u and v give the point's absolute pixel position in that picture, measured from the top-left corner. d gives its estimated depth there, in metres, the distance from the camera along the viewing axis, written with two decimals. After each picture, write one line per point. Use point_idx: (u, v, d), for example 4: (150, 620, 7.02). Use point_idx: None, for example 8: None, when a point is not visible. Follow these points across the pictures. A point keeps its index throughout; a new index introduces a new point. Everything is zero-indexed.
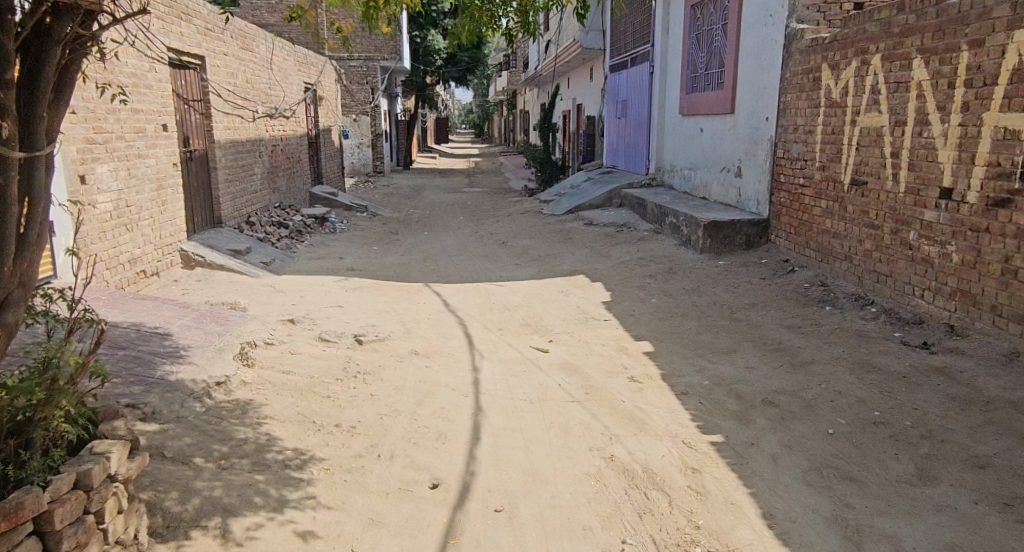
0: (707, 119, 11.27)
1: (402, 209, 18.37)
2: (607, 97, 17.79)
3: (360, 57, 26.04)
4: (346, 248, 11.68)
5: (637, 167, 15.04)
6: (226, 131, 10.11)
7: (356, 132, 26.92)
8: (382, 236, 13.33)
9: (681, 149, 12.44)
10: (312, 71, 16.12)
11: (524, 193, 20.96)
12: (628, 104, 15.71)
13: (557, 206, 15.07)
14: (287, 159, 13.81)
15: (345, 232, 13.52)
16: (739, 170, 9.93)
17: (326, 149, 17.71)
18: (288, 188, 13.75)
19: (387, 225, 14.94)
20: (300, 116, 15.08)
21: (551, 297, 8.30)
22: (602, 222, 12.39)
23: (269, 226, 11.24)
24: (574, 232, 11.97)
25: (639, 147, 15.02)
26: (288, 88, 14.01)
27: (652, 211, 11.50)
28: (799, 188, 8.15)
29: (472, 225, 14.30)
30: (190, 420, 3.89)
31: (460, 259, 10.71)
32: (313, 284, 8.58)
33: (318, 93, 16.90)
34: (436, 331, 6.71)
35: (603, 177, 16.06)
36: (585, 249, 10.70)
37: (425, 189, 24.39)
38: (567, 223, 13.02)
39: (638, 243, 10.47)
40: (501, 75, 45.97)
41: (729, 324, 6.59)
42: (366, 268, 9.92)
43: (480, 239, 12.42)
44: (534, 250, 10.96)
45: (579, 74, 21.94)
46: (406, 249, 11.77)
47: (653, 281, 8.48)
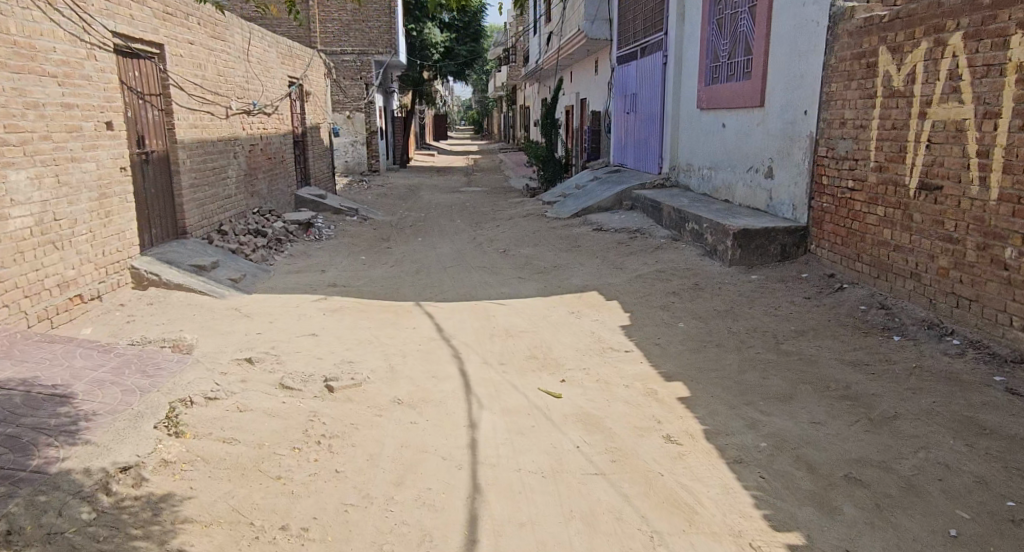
0: (729, 113, 10.16)
1: (396, 212, 17.26)
2: (615, 90, 16.64)
3: (354, 51, 24.97)
4: (330, 258, 10.57)
5: (649, 165, 13.90)
6: (193, 130, 9.02)
7: (350, 129, 25.81)
8: (372, 243, 12.23)
9: (700, 147, 11.33)
10: (297, 65, 15.00)
11: (526, 193, 19.83)
12: (638, 98, 14.57)
13: (563, 209, 13.95)
14: (268, 159, 12.72)
15: (331, 239, 12.43)
16: (769, 170, 8.81)
17: (314, 148, 16.61)
18: (269, 192, 12.66)
19: (379, 231, 13.84)
20: (284, 112, 13.98)
21: (559, 320, 7.19)
22: (612, 227, 11.27)
23: (244, 236, 10.14)
24: (582, 240, 10.86)
25: (650, 143, 13.89)
26: (270, 83, 12.91)
27: (668, 216, 10.38)
28: (846, 191, 7.02)
29: (470, 230, 13.19)
30: (66, 541, 2.88)
31: (456, 271, 9.61)
32: (286, 305, 7.48)
33: (305, 88, 15.78)
34: (424, 369, 5.59)
35: (611, 176, 14.93)
36: (595, 259, 9.59)
37: (422, 189, 23.27)
38: (574, 228, 11.90)
39: (655, 253, 9.37)
40: (501, 69, 44.70)
41: (776, 358, 5.48)
42: (349, 284, 8.81)
43: (478, 247, 11.32)
44: (538, 261, 9.86)
45: (584, 67, 20.79)
46: (396, 259, 10.67)
47: (675, 300, 7.38)
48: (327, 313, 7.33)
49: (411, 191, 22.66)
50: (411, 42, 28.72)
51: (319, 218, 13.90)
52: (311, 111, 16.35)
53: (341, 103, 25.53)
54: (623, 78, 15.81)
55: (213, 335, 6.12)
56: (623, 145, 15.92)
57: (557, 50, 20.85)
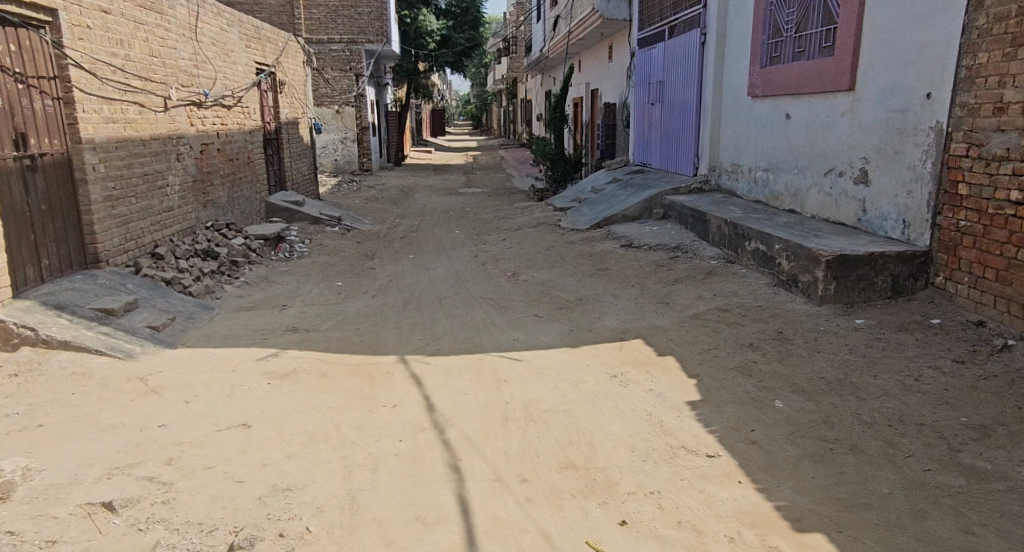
0: (794, 101, 8.12)
1: (386, 219, 15.25)
2: (634, 77, 14.58)
3: (343, 40, 22.95)
4: (298, 286, 8.54)
5: (681, 166, 11.85)
6: (110, 125, 6.97)
7: (339, 125, 23.78)
8: (353, 262, 10.22)
9: (754, 143, 9.31)
10: (268, 50, 12.96)
11: (532, 196, 17.79)
12: (666, 86, 12.54)
13: (581, 217, 11.93)
14: (228, 160, 10.69)
15: (302, 257, 10.40)
16: (862, 173, 6.77)
17: (290, 146, 14.57)
18: (229, 201, 10.63)
19: (363, 245, 11.80)
20: (250, 105, 11.95)
21: (598, 390, 5.17)
22: (646, 245, 9.25)
23: (187, 259, 8.11)
24: (608, 261, 8.83)
25: (681, 139, 11.85)
26: (231, 70, 10.87)
27: (719, 230, 8.34)
28: (1004, 205, 4.99)
29: (469, 244, 11.17)
30: None
31: (454, 307, 7.57)
32: (219, 366, 5.43)
33: (278, 77, 13.75)
34: (404, 503, 3.59)
35: (635, 178, 12.89)
36: (629, 289, 7.56)
37: (416, 190, 21.23)
38: (596, 245, 9.86)
39: (708, 282, 7.31)
40: (501, 61, 42.55)
41: (965, 482, 3.49)
42: (316, 328, 6.79)
43: (481, 268, 9.30)
44: (556, 290, 7.83)
45: (596, 55, 18.73)
46: (379, 286, 8.69)
47: (756, 356, 5.35)
48: (276, 379, 5.31)
49: (405, 194, 20.60)
50: (405, 30, 26.66)
51: (292, 230, 11.88)
52: (286, 104, 14.32)
53: (328, 96, 23.46)
54: (646, 63, 13.76)
55: (87, 437, 4.10)
56: (646, 141, 13.86)
57: (567, 36, 18.78)
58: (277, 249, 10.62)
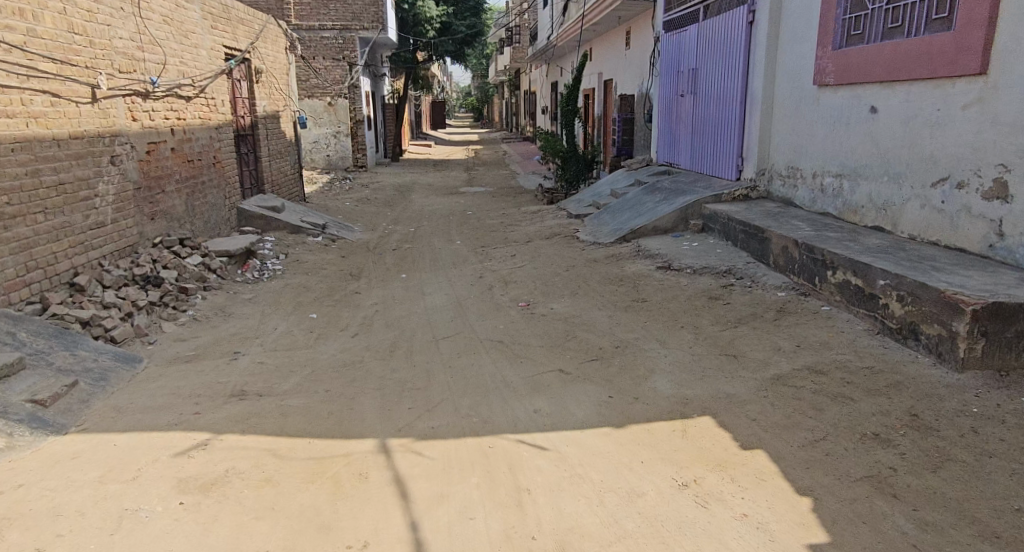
0: (880, 91, 6.54)
1: (378, 225, 13.61)
2: (661, 66, 13.03)
3: (335, 26, 21.34)
4: (262, 321, 6.92)
5: (718, 168, 10.27)
6: (3, 121, 5.51)
7: (331, 119, 22.06)
8: (335, 285, 8.62)
9: (819, 142, 7.73)
10: (239, 34, 11.37)
11: (540, 199, 16.16)
12: (701, 75, 11.02)
13: (604, 227, 10.32)
14: (186, 162, 9.05)
15: (274, 278, 8.78)
16: (997, 186, 5.21)
17: (269, 144, 12.93)
18: (188, 211, 9.02)
19: (347, 261, 10.19)
20: (217, 96, 10.35)
21: (669, 514, 3.52)
22: (689, 266, 7.63)
23: (118, 289, 6.46)
24: (643, 289, 7.20)
25: (719, 138, 10.25)
26: (190, 54, 9.26)
27: (787, 252, 6.71)
28: None
29: (471, 263, 9.55)
30: None
31: (454, 355, 5.96)
32: (115, 467, 3.80)
33: (252, 64, 12.14)
34: None
35: (663, 181, 11.27)
36: (677, 332, 5.94)
37: (413, 190, 19.57)
38: (624, 266, 8.24)
39: (782, 324, 5.69)
40: (502, 49, 40.83)
41: None
42: (273, 390, 5.18)
43: (487, 296, 7.71)
44: (583, 332, 6.22)
45: (612, 41, 17.09)
46: (362, 322, 7.08)
47: (889, 453, 3.72)
48: (199, 493, 3.70)
49: (400, 193, 18.95)
50: (403, 17, 25.01)
51: (267, 243, 10.27)
52: (262, 96, 12.69)
53: (319, 87, 21.79)
54: (676, 49, 12.23)
55: None
56: (674, 140, 12.28)
57: (581, 20, 17.12)
58: (244, 269, 8.99)
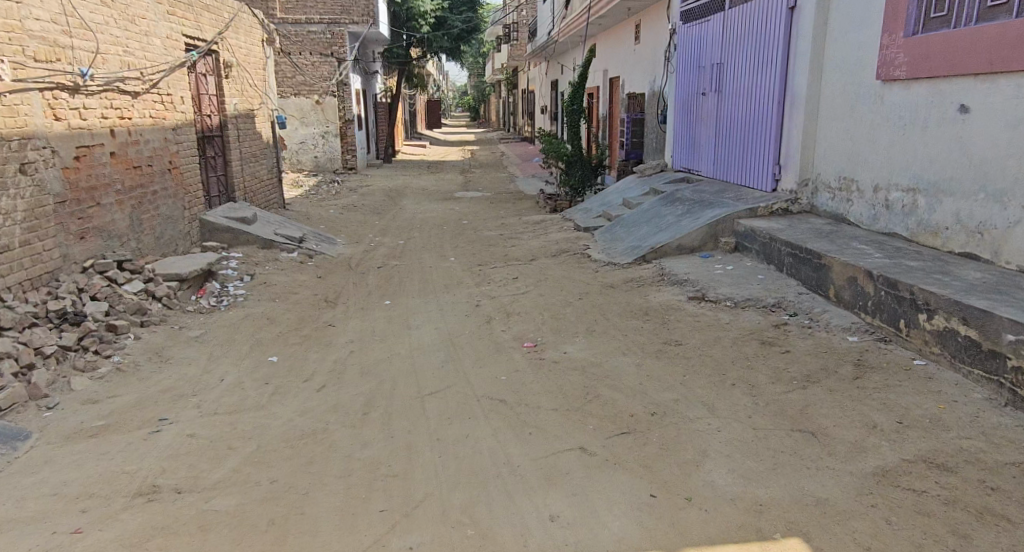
0: (976, 86, 5.35)
1: (364, 236, 12.34)
2: (678, 61, 11.75)
3: (323, 20, 20.07)
4: (207, 368, 5.64)
5: (750, 177, 8.97)
6: None
7: (319, 118, 20.78)
8: (307, 314, 7.36)
9: (883, 148, 6.47)
10: (202, 22, 10.19)
11: (543, 208, 14.90)
12: (727, 71, 9.73)
13: (619, 245, 9.06)
14: (129, 168, 7.82)
15: (234, 306, 7.51)
16: None
17: (239, 146, 11.65)
18: (132, 226, 7.76)
19: (324, 282, 8.90)
20: (171, 91, 9.12)
21: None
22: (728, 297, 6.35)
23: (19, 332, 5.23)
24: (675, 328, 5.92)
25: (751, 142, 8.98)
26: (137, 43, 8.12)
27: (855, 285, 5.44)
28: None
29: (465, 288, 8.27)
30: None
31: (442, 422, 4.69)
32: None
33: (218, 54, 11.00)
34: None
35: (683, 190, 10.00)
36: (726, 390, 4.67)
37: (404, 195, 18.26)
38: (647, 296, 6.96)
39: (866, 385, 4.42)
40: (500, 47, 39.57)
41: None
42: (202, 483, 3.91)
43: (486, 334, 6.45)
44: (605, 389, 4.94)
45: (620, 36, 15.84)
46: (332, 370, 5.80)
47: None
48: None
49: (391, 199, 17.66)
50: (395, 11, 23.80)
51: (232, 263, 9.00)
52: (231, 91, 11.46)
53: (306, 85, 20.49)
54: (697, 42, 10.95)
55: None
56: (694, 143, 10.99)
57: (587, 12, 15.88)
58: (199, 295, 7.71)
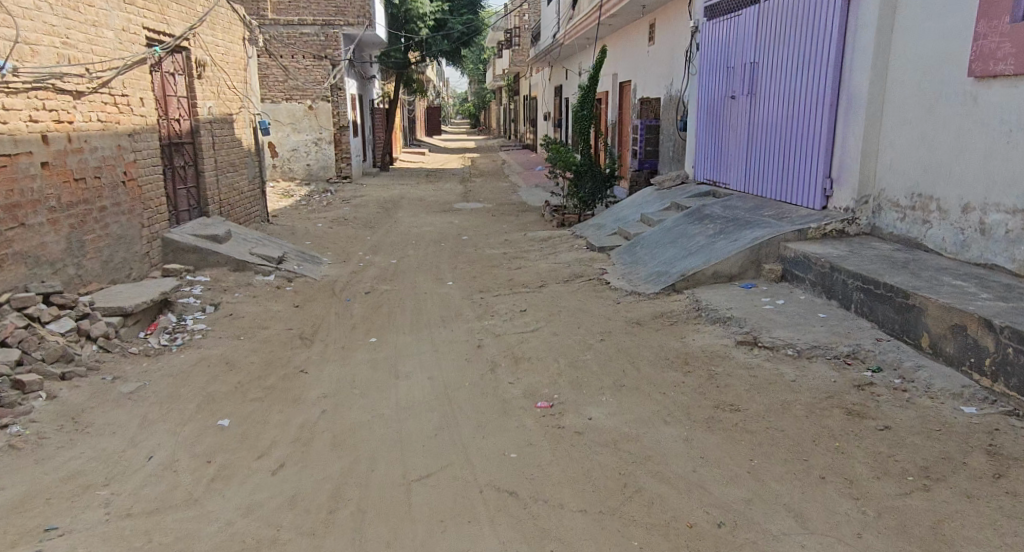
0: None
1: (353, 254, 11.19)
2: (701, 62, 10.58)
3: (316, 21, 18.92)
4: (135, 440, 4.45)
5: (793, 194, 7.79)
6: None
7: (312, 124, 19.61)
8: (276, 358, 6.20)
9: (977, 159, 5.36)
10: (167, 14, 8.99)
11: (550, 222, 13.73)
12: (763, 72, 8.56)
13: (643, 270, 7.87)
14: (68, 181, 6.69)
15: (187, 346, 6.35)
16: None
17: (213, 154, 10.48)
18: (70, 249, 6.61)
19: (301, 312, 7.70)
20: (128, 91, 7.93)
21: None
22: (787, 343, 5.14)
23: None
24: (727, 386, 4.72)
25: (794, 152, 7.80)
26: (81, 33, 7.00)
27: (965, 336, 4.24)
28: None
29: (464, 323, 7.07)
30: None
31: (434, 528, 3.50)
32: None
33: (188, 52, 9.83)
34: None
35: (713, 206, 8.83)
36: (813, 486, 3.46)
37: (400, 206, 17.08)
38: (684, 338, 5.76)
39: (1014, 489, 3.27)
40: (501, 52, 38.58)
41: None
42: None
43: (490, 389, 5.29)
44: (647, 478, 3.75)
45: (634, 37, 14.69)
46: (296, 440, 4.61)
47: None
48: None
49: (385, 210, 16.47)
50: (393, 13, 22.65)
51: (195, 289, 7.84)
52: (204, 94, 10.29)
53: (299, 89, 19.35)
54: (723, 41, 9.79)
55: None
56: (721, 154, 9.82)
57: (598, 11, 14.70)
58: (149, 331, 6.50)
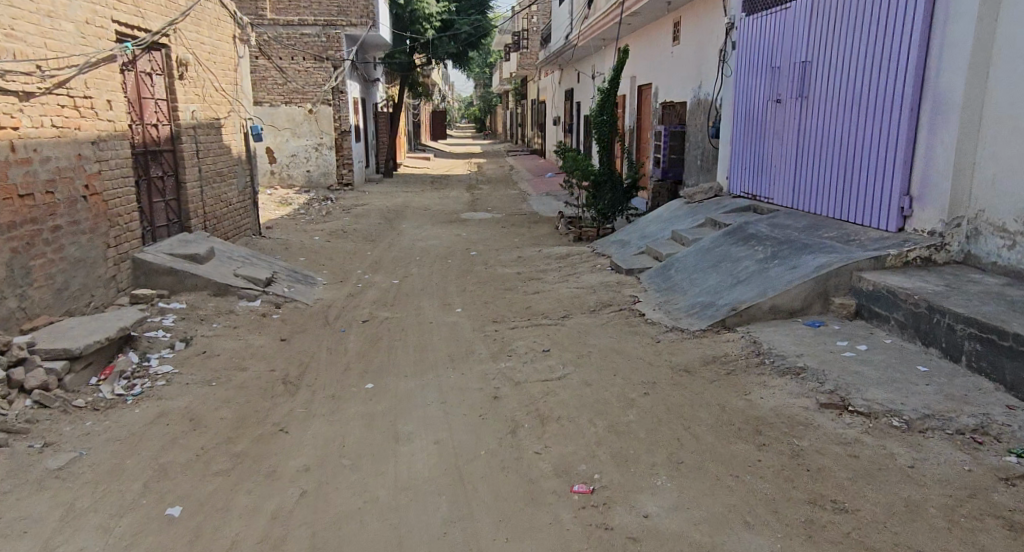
0: None
1: (351, 272, 10.17)
2: (738, 62, 9.54)
3: (318, 22, 17.93)
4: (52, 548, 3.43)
5: (858, 212, 6.76)
6: None
7: (313, 128, 18.56)
8: (251, 412, 5.16)
9: None
10: (142, 6, 7.97)
11: (565, 236, 12.68)
12: (817, 71, 7.53)
13: (683, 300, 6.80)
14: (9, 199, 5.71)
15: (146, 396, 5.32)
16: None
17: (196, 163, 9.45)
18: (10, 277, 5.68)
19: (287, 348, 6.64)
20: (94, 92, 6.92)
21: None
22: (886, 408, 4.08)
23: None
24: (822, 471, 3.66)
25: (858, 163, 6.77)
26: (29, 24, 6.00)
27: None
28: None
29: (476, 365, 5.99)
30: None
31: None
32: None
33: (168, 50, 8.80)
34: None
35: (758, 224, 7.78)
36: None
37: (404, 217, 16.02)
38: (749, 394, 4.68)
39: None
40: (507, 55, 37.67)
41: None
42: None
43: (515, 463, 4.25)
44: None
45: (656, 36, 13.64)
46: (264, 542, 3.57)
47: None
48: None
49: (387, 221, 15.42)
50: (398, 14, 21.67)
51: (166, 321, 6.81)
52: (187, 96, 9.26)
53: (298, 92, 18.32)
54: (765, 38, 8.76)
55: None
56: (764, 164, 8.78)
57: (617, 8, 13.66)
58: (103, 377, 5.46)
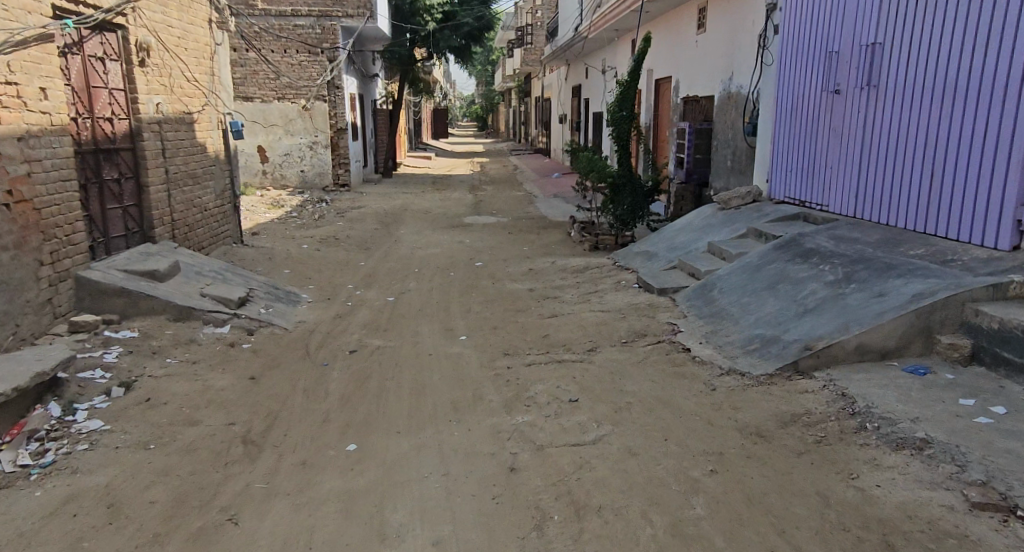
0: None
1: (341, 287, 8.94)
2: (782, 47, 8.31)
3: (312, 13, 16.72)
4: None
5: (948, 223, 5.57)
6: None
7: (307, 126, 17.34)
8: (193, 491, 3.94)
9: None
10: None
11: (579, 245, 11.46)
12: (889, 54, 6.32)
13: (736, 333, 5.56)
14: None
15: (59, 468, 4.11)
16: None
17: (160, 163, 8.24)
18: None
19: (254, 391, 5.42)
20: (20, 77, 5.73)
21: None
22: None
23: None
24: None
25: (951, 164, 5.58)
26: None
27: None
28: None
29: (485, 419, 4.76)
30: None
31: None
32: None
33: (126, 32, 7.60)
34: None
35: (818, 235, 6.54)
36: None
37: (403, 221, 14.77)
38: (858, 481, 3.45)
39: None
40: (511, 53, 36.51)
41: None
42: None
43: None
44: None
45: (678, 24, 12.38)
46: None
47: None
48: None
49: (385, 226, 14.17)
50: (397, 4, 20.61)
51: (107, 357, 5.59)
52: (149, 86, 8.05)
53: (291, 87, 17.09)
54: (817, 18, 7.53)
55: None
56: (814, 164, 7.57)
57: None
58: (6, 440, 4.27)
